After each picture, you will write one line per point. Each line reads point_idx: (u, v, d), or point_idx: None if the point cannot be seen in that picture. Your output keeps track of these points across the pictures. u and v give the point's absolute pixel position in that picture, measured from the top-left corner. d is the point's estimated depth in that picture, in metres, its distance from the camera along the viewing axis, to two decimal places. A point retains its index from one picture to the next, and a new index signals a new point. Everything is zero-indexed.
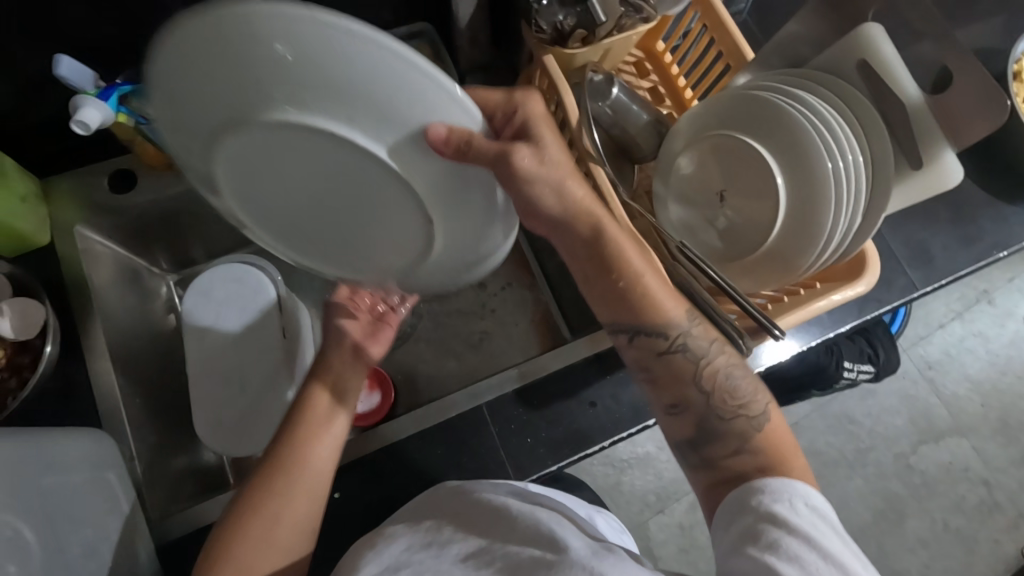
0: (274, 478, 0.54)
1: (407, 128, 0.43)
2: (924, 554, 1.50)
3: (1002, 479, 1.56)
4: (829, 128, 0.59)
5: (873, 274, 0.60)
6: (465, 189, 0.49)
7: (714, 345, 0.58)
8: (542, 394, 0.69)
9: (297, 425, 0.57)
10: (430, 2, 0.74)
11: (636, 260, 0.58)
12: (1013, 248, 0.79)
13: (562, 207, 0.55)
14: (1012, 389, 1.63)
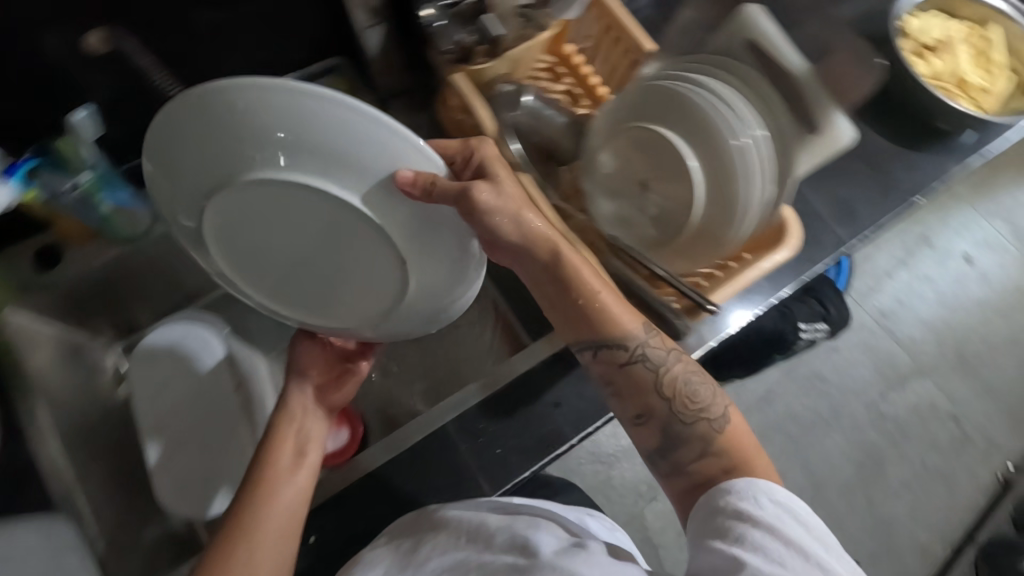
0: (234, 537, 0.53)
1: (374, 176, 0.45)
2: (909, 496, 1.55)
3: (968, 411, 1.63)
4: (732, 109, 0.62)
5: (795, 239, 0.64)
6: (432, 232, 0.49)
7: (671, 354, 0.59)
8: (506, 402, 0.70)
9: (256, 481, 0.57)
10: (341, 37, 0.75)
11: (593, 280, 0.58)
12: (927, 192, 0.84)
13: (523, 234, 0.56)
14: (963, 324, 1.71)
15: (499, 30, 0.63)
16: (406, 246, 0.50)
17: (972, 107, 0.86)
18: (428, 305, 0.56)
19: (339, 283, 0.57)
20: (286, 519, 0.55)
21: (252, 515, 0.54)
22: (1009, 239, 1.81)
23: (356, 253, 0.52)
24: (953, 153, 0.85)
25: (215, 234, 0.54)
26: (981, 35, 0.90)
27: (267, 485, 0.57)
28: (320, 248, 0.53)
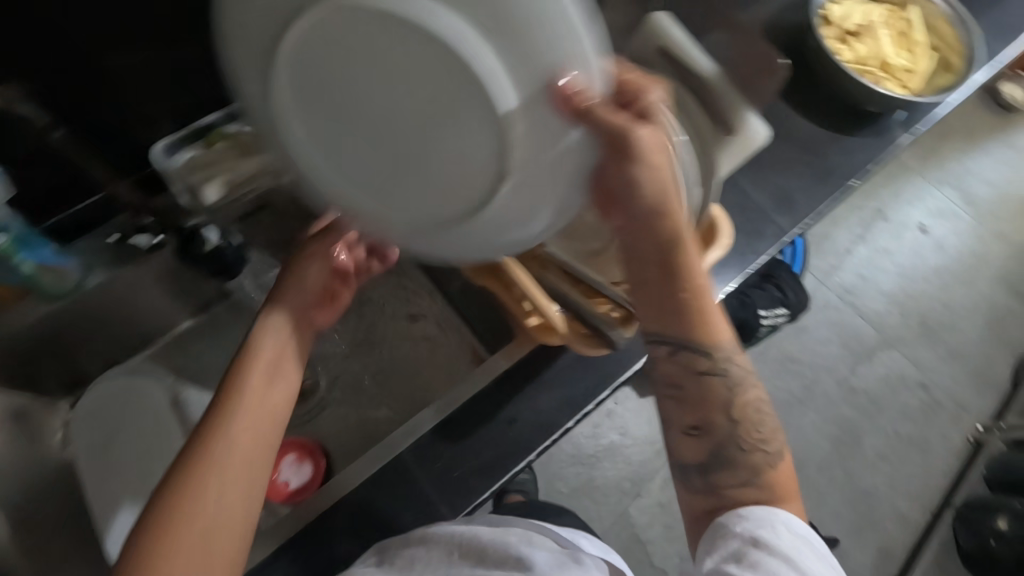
0: (187, 473, 0.45)
1: (533, 58, 0.38)
2: (887, 467, 1.57)
3: (936, 377, 1.66)
4: None
5: (727, 235, 0.63)
6: (548, 138, 0.41)
7: (750, 377, 0.56)
8: (463, 422, 0.70)
9: (219, 407, 0.49)
10: None
11: (698, 268, 0.52)
12: (861, 175, 0.86)
13: (654, 184, 0.48)
14: (924, 293, 1.75)
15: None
16: (521, 147, 0.41)
17: (900, 89, 0.87)
18: (493, 238, 0.47)
19: (401, 199, 0.47)
20: (248, 455, 0.47)
21: (209, 450, 0.46)
22: (960, 207, 1.86)
23: (450, 150, 0.43)
24: (881, 136, 0.88)
25: (285, 91, 0.44)
26: (901, 17, 0.92)
27: (231, 414, 0.48)
28: (405, 145, 0.44)
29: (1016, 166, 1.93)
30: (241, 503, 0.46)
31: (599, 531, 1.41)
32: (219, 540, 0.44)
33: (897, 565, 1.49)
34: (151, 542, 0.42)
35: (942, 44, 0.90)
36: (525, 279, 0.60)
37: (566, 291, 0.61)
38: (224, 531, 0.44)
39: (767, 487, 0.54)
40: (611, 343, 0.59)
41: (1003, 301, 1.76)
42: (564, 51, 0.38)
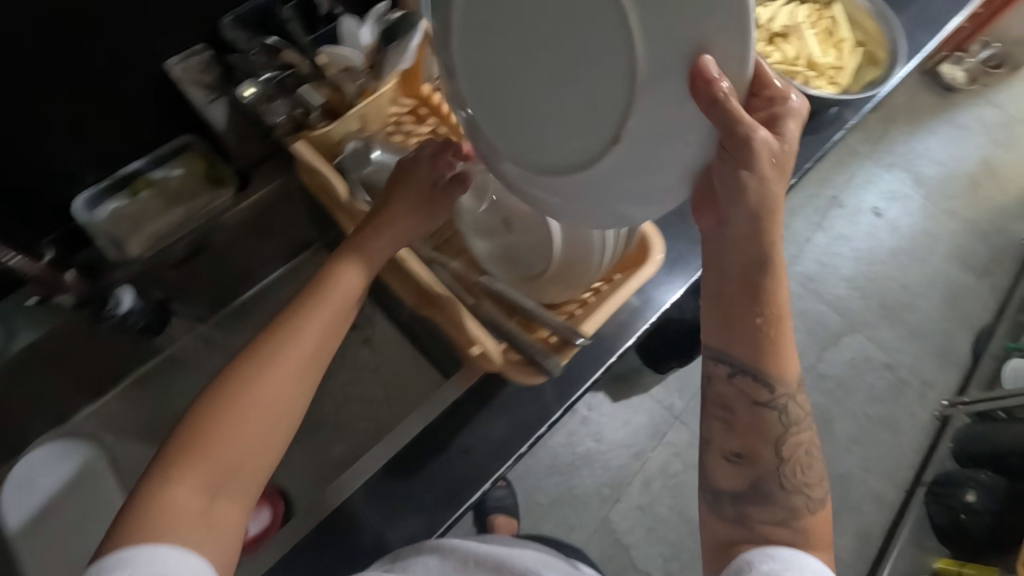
0: (263, 349, 0.49)
1: (681, 41, 0.39)
2: (858, 449, 1.60)
3: (900, 357, 1.70)
4: None
5: (659, 249, 0.63)
6: (673, 127, 0.42)
7: (806, 419, 0.59)
8: (413, 457, 0.70)
9: (304, 295, 0.53)
10: (185, 114, 0.72)
11: (784, 299, 0.56)
12: (798, 174, 0.88)
13: (759, 198, 0.51)
14: (883, 274, 1.78)
15: (316, 104, 0.62)
16: (637, 109, 0.42)
17: (830, 85, 0.90)
18: (598, 196, 0.48)
19: (527, 140, 0.50)
20: (316, 353, 0.51)
21: (283, 332, 0.50)
22: (911, 187, 1.90)
23: (580, 100, 0.45)
24: (814, 134, 0.90)
25: (481, 38, 0.49)
26: (825, 15, 0.94)
27: (308, 307, 0.52)
28: (554, 107, 0.47)
29: (962, 144, 1.98)
30: (298, 396, 0.49)
31: (582, 540, 1.40)
32: (271, 421, 0.47)
33: (876, 546, 1.51)
34: (220, 397, 0.47)
35: (867, 38, 0.92)
36: (458, 311, 0.60)
37: (500, 322, 0.61)
38: (277, 418, 0.47)
39: (796, 532, 0.56)
40: (547, 370, 0.59)
41: (958, 276, 1.80)
42: (712, 27, 0.37)
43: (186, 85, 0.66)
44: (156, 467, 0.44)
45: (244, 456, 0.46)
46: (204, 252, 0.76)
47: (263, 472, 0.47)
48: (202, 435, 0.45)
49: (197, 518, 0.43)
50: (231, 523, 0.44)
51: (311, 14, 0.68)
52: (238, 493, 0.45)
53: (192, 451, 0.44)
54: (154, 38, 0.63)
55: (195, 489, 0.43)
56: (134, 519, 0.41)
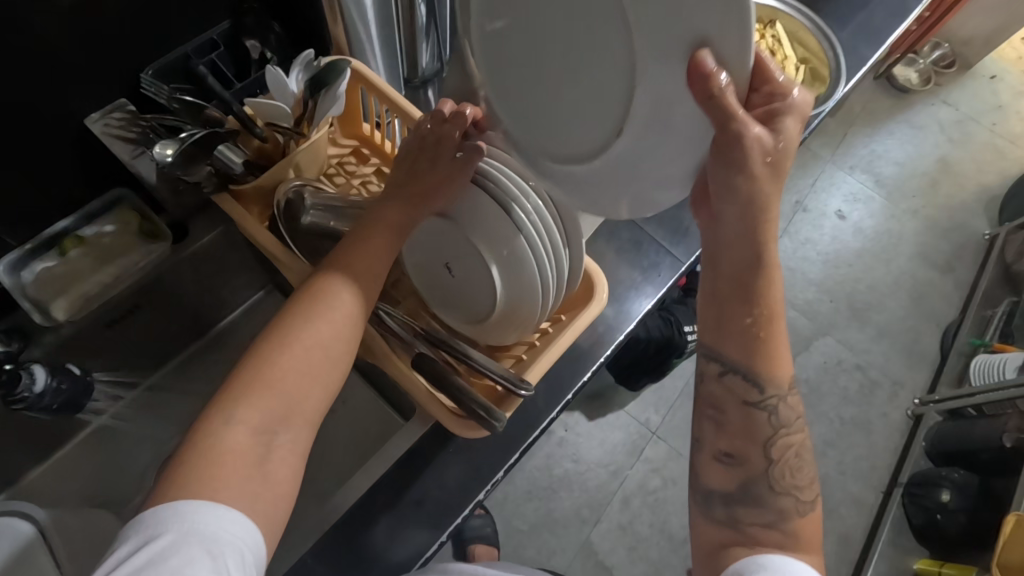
0: (309, 304, 0.51)
1: (684, 33, 0.38)
2: (835, 453, 1.60)
3: (871, 357, 1.71)
4: (511, 182, 0.59)
5: (602, 290, 0.64)
6: (676, 117, 0.43)
7: (797, 420, 0.55)
8: (365, 514, 0.69)
9: (341, 256, 0.55)
10: (116, 168, 0.70)
11: (779, 296, 0.52)
12: None
13: (750, 198, 0.47)
14: (850, 276, 1.80)
15: (239, 164, 0.60)
16: (641, 95, 0.44)
17: None
18: (616, 181, 0.50)
19: (545, 134, 0.53)
20: (356, 309, 0.53)
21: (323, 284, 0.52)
22: (873, 188, 1.93)
23: (594, 87, 0.47)
24: None
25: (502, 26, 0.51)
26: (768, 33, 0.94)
27: (338, 277, 0.53)
28: (572, 92, 0.49)
29: (919, 143, 2.02)
30: (339, 349, 0.50)
31: (563, 566, 1.37)
32: (317, 374, 0.48)
33: (857, 550, 1.50)
34: (270, 348, 0.48)
35: (810, 55, 0.93)
36: (402, 367, 0.60)
37: (443, 375, 0.59)
38: (323, 366, 0.49)
39: (786, 535, 0.53)
40: (491, 426, 0.58)
41: (922, 274, 1.83)
42: (713, 21, 0.36)
43: (109, 140, 0.64)
44: (211, 411, 0.44)
45: (296, 403, 0.47)
46: (143, 307, 0.75)
47: (313, 420, 0.48)
48: (257, 381, 0.46)
49: (254, 463, 0.43)
50: (284, 471, 0.44)
51: (241, 57, 0.68)
52: (293, 438, 0.46)
53: (250, 394, 0.45)
54: (71, 94, 0.60)
55: (254, 431, 0.44)
56: (196, 461, 0.41)
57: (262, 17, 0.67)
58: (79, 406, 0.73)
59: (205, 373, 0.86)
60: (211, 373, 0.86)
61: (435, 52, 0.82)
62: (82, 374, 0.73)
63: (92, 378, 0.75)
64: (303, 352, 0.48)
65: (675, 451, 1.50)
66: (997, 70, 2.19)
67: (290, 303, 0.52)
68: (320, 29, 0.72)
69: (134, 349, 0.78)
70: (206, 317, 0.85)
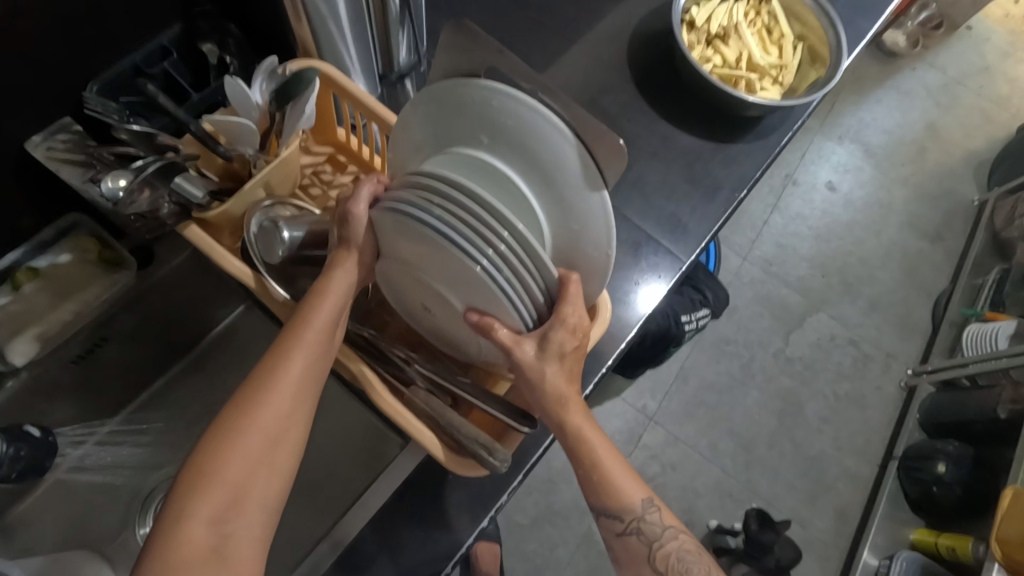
0: (255, 386, 0.48)
1: (565, 191, 0.53)
2: (831, 429, 1.60)
3: (864, 331, 1.70)
4: (473, 214, 0.50)
5: (605, 319, 0.61)
6: (578, 252, 0.56)
7: (668, 529, 0.55)
8: (365, 550, 0.65)
9: (284, 332, 0.51)
10: (64, 194, 0.65)
11: (596, 442, 0.54)
12: (749, 184, 0.84)
13: (556, 388, 0.54)
14: (840, 250, 1.78)
15: (199, 196, 0.54)
16: (552, 237, 0.56)
17: (774, 86, 0.86)
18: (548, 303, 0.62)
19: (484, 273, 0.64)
20: (304, 384, 0.50)
21: (268, 366, 0.49)
22: (861, 157, 1.90)
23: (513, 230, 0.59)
24: (758, 140, 0.87)
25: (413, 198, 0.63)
26: (763, 10, 0.89)
27: (293, 332, 0.51)
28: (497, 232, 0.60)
29: (906, 109, 1.98)
30: (288, 429, 0.48)
31: (566, 558, 1.36)
32: (264, 460, 0.46)
33: (854, 525, 1.51)
34: (218, 437, 0.46)
35: (807, 32, 0.87)
36: (391, 405, 0.55)
37: (439, 414, 0.56)
38: (270, 451, 0.46)
39: None
40: (491, 467, 0.54)
41: (911, 245, 1.81)
42: (584, 183, 0.51)
43: (60, 166, 0.57)
44: (166, 507, 0.44)
45: (245, 491, 0.45)
46: (111, 341, 0.70)
47: (270, 503, 0.46)
48: (203, 475, 0.44)
49: (210, 554, 0.42)
50: (245, 556, 0.44)
51: (198, 64, 0.63)
52: (245, 526, 0.44)
53: (198, 489, 0.44)
54: (5, 117, 0.54)
55: (207, 526, 0.43)
56: (156, 560, 0.41)
57: (216, 20, 0.61)
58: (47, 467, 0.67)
59: (182, 402, 0.80)
60: (194, 400, 0.80)
61: (411, 44, 0.76)
62: (45, 436, 0.66)
63: (56, 434, 0.69)
64: (248, 442, 0.46)
65: (671, 436, 1.53)
66: (983, 30, 2.15)
67: (241, 384, 0.49)
68: (282, 27, 0.63)
69: (105, 384, 0.74)
70: (181, 340, 0.79)
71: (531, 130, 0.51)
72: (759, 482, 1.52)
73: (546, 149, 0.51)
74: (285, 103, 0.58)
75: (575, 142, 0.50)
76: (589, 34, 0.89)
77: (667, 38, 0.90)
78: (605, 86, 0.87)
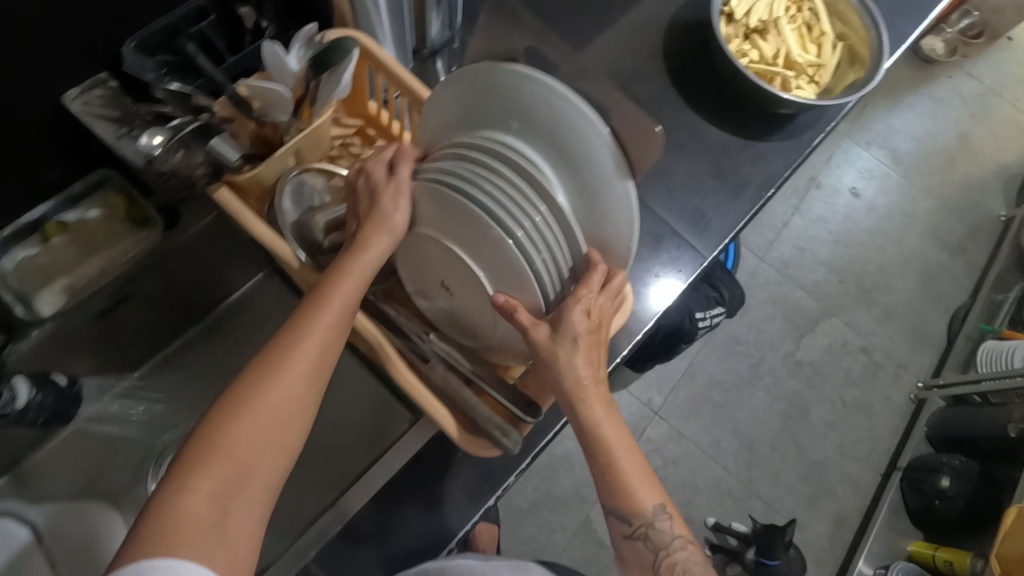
0: (269, 362, 0.47)
1: (591, 185, 0.51)
2: (836, 436, 1.59)
3: (877, 340, 1.69)
4: (508, 191, 0.51)
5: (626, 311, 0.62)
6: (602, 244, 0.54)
7: (677, 539, 0.54)
8: (371, 520, 0.67)
9: (303, 309, 0.50)
10: (94, 151, 0.65)
11: (613, 440, 0.53)
12: (777, 183, 0.83)
13: (573, 378, 0.53)
14: (859, 256, 1.76)
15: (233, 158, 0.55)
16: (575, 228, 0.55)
17: (810, 85, 0.85)
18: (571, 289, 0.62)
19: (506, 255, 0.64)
20: (318, 365, 0.48)
21: (284, 341, 0.48)
22: (888, 164, 1.86)
23: None
24: (789, 139, 0.85)
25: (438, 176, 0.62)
26: (805, 6, 0.88)
27: (313, 310, 0.50)
28: None
29: (939, 117, 1.94)
30: (298, 409, 0.46)
31: (562, 544, 1.38)
32: (273, 436, 0.45)
33: (852, 532, 1.51)
34: (227, 411, 0.44)
35: (848, 31, 0.86)
36: (410, 382, 0.56)
37: (455, 392, 0.57)
38: (280, 429, 0.45)
39: None
40: (504, 448, 0.56)
41: (932, 256, 1.79)
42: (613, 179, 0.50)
43: (91, 118, 0.58)
44: (168, 478, 0.42)
45: (251, 467, 0.43)
46: (135, 299, 0.71)
47: (273, 482, 0.44)
48: (209, 449, 0.43)
49: (210, 528, 0.40)
50: (243, 533, 0.42)
51: (234, 25, 0.62)
52: (247, 503, 0.42)
53: (203, 462, 0.42)
54: (42, 70, 0.54)
55: (208, 499, 0.41)
56: (152, 530, 0.39)
57: None
58: (68, 417, 0.70)
59: (197, 365, 0.82)
60: (208, 364, 0.82)
61: (445, 20, 0.75)
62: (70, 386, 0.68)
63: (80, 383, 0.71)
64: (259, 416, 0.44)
65: (675, 431, 1.54)
66: None
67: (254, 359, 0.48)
68: None
69: (127, 344, 0.75)
70: (199, 304, 0.80)
71: (568, 121, 0.49)
72: (759, 482, 1.53)
73: (577, 140, 0.50)
74: (321, 71, 0.57)
75: (608, 139, 0.48)
76: (621, 21, 0.88)
77: (703, 29, 0.89)
78: (635, 75, 0.86)
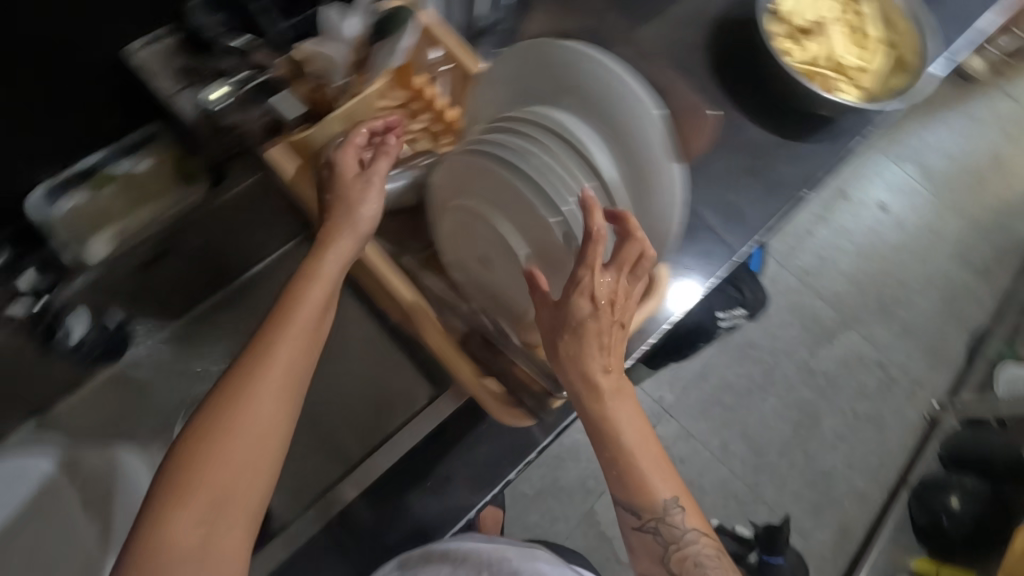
0: (237, 382, 0.45)
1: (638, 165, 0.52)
2: (845, 447, 1.59)
3: (894, 355, 1.67)
4: (556, 165, 0.52)
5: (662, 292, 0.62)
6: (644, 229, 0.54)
7: (691, 532, 0.53)
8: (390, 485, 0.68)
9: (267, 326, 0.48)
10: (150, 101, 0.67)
11: (624, 433, 0.51)
12: (812, 184, 0.83)
13: (582, 368, 0.52)
14: (882, 270, 1.74)
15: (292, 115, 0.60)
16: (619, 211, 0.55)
17: (852, 88, 0.84)
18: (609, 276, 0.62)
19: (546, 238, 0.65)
20: (290, 379, 0.47)
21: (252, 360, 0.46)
22: (918, 180, 1.84)
23: None
24: (828, 142, 0.85)
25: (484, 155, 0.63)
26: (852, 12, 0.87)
27: (278, 325, 0.48)
28: None
29: (974, 137, 1.92)
30: (275, 425, 0.45)
31: (564, 533, 1.39)
32: (251, 457, 0.43)
33: (856, 544, 1.51)
34: (197, 439, 0.43)
35: (897, 39, 0.85)
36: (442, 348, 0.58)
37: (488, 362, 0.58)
38: (259, 450, 0.44)
39: None
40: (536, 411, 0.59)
41: (957, 275, 1.77)
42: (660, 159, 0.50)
43: (157, 74, 0.60)
44: (146, 514, 0.41)
45: (230, 492, 0.42)
46: (173, 256, 0.74)
47: (257, 501, 0.44)
48: (184, 481, 0.41)
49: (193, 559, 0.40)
50: (230, 560, 0.41)
51: None
52: (230, 529, 0.42)
53: (181, 494, 0.41)
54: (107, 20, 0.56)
55: (191, 532, 0.40)
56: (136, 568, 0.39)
57: None
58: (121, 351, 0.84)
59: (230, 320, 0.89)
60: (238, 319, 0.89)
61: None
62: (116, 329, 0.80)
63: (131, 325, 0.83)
64: (233, 441, 0.43)
65: (684, 431, 1.54)
66: None
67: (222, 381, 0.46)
68: None
69: (167, 295, 0.82)
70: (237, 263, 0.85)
71: (622, 100, 0.50)
72: (764, 488, 1.52)
73: (630, 118, 0.51)
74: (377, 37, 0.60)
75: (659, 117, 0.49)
76: (665, 13, 0.87)
77: (748, 26, 0.88)
78: (676, 67, 0.86)
